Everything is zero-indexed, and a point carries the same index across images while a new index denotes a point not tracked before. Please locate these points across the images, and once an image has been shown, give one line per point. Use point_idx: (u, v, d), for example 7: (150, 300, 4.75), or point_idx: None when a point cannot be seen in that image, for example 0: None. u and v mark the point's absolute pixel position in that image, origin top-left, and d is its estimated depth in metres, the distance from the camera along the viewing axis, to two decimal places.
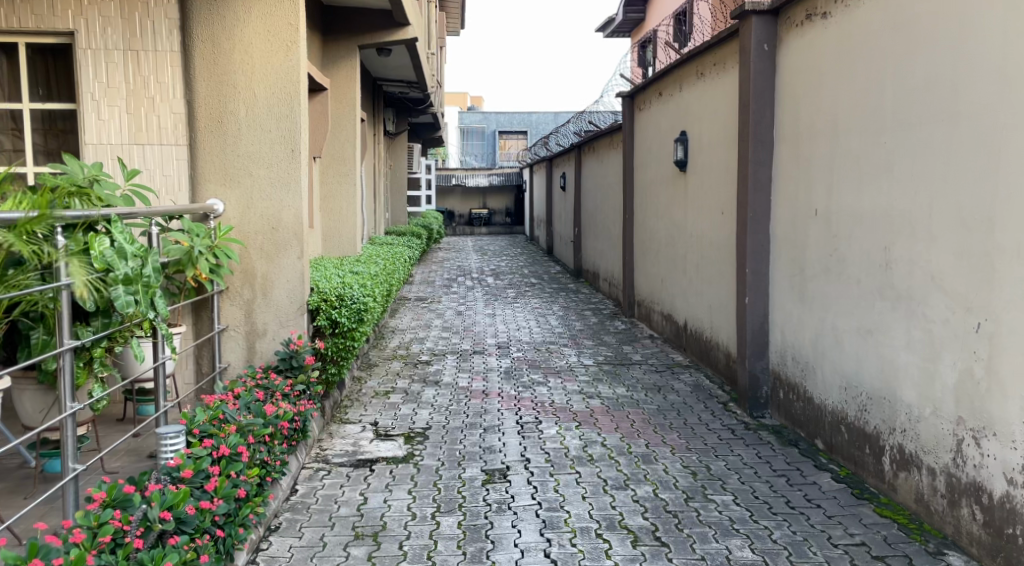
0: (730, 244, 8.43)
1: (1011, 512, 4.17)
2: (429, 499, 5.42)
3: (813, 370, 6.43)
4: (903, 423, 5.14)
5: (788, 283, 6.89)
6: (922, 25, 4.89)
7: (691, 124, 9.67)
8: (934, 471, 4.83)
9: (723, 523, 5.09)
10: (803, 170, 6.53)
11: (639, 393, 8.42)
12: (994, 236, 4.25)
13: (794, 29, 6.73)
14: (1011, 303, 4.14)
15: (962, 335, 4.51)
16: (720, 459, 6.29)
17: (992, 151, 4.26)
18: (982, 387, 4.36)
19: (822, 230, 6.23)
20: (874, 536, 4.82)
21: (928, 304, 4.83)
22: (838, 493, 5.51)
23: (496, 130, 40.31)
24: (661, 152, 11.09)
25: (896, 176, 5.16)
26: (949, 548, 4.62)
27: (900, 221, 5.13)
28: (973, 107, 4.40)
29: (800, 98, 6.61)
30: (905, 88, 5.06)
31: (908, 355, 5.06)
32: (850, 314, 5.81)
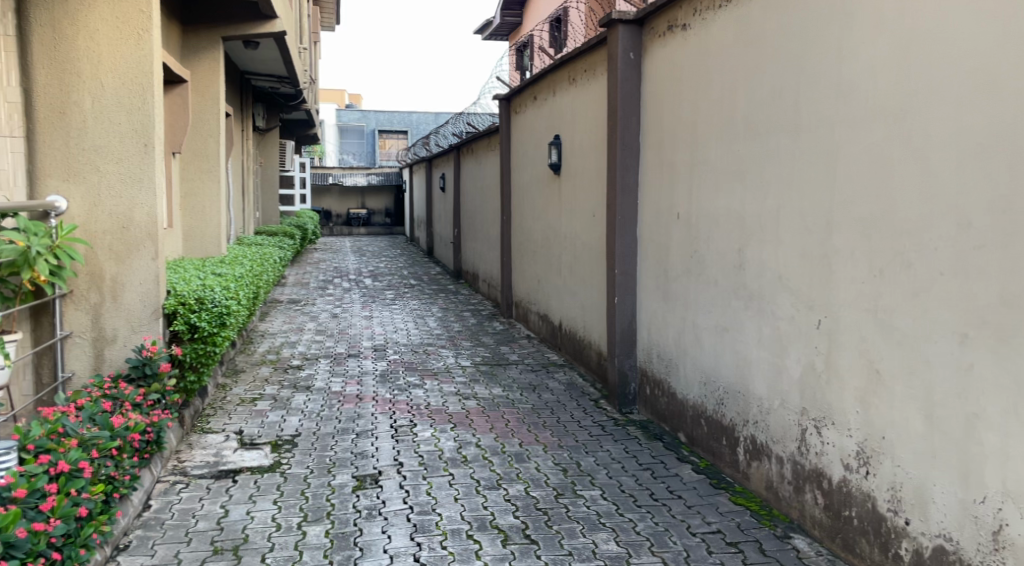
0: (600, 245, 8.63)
1: (848, 496, 4.45)
2: (295, 508, 5.27)
3: (676, 367, 6.66)
4: (755, 415, 5.40)
5: (654, 284, 7.11)
6: (769, 40, 5.15)
7: (564, 127, 9.84)
8: (782, 460, 5.10)
9: (590, 518, 5.20)
10: (666, 174, 6.76)
11: (514, 392, 8.48)
12: (832, 239, 4.52)
13: (657, 39, 6.96)
14: (846, 301, 4.41)
15: (806, 331, 4.78)
16: (590, 455, 6.42)
17: (831, 160, 4.53)
18: (823, 379, 4.63)
19: (683, 231, 6.46)
20: (728, 524, 5.04)
21: (776, 303, 5.09)
22: (697, 483, 5.73)
23: (373, 129, 39.80)
24: (535, 155, 11.24)
25: (749, 182, 5.41)
26: (795, 532, 4.88)
27: (752, 223, 5.37)
28: (814, 117, 4.67)
29: (663, 105, 6.83)
30: (756, 99, 5.31)
31: (760, 351, 5.32)
32: (709, 313, 6.05)
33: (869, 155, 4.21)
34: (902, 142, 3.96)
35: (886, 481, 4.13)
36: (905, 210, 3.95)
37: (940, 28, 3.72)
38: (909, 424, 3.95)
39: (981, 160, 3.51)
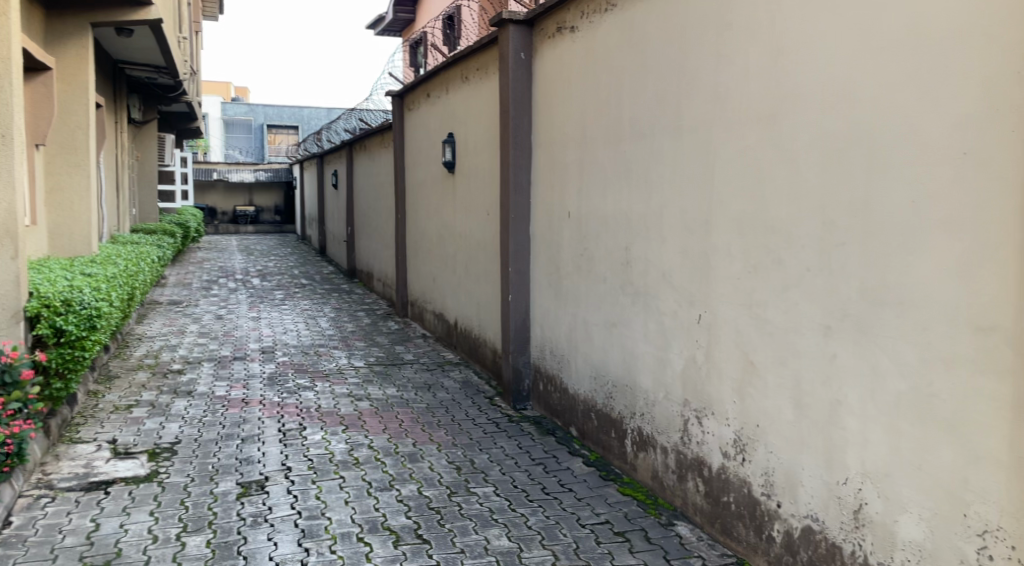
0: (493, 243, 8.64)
1: (726, 482, 4.59)
2: (174, 519, 5.05)
3: (568, 362, 6.74)
4: (642, 407, 5.52)
5: (546, 281, 7.17)
6: (652, 44, 5.27)
7: (457, 126, 9.81)
8: (667, 450, 5.22)
9: (483, 515, 5.19)
10: (558, 172, 6.82)
11: (408, 392, 8.40)
12: (711, 237, 4.66)
13: (546, 40, 7.02)
14: (724, 297, 4.56)
15: (688, 325, 4.91)
16: (483, 452, 6.42)
17: (709, 161, 4.66)
18: (703, 371, 4.77)
19: (573, 230, 6.53)
20: (616, 514, 5.13)
21: (661, 298, 5.21)
22: (588, 475, 5.81)
23: (261, 125, 38.72)
24: (429, 153, 11.17)
25: (634, 182, 5.52)
26: (678, 519, 5.01)
27: (638, 222, 5.48)
28: (694, 120, 4.80)
29: (554, 105, 6.89)
30: (640, 100, 5.42)
31: (646, 346, 5.43)
32: (598, 310, 6.14)
33: (743, 158, 4.36)
34: (773, 145, 4.11)
35: (760, 467, 4.29)
36: (776, 209, 4.10)
37: (805, 37, 3.87)
38: (780, 412, 4.11)
39: (840, 163, 3.66)
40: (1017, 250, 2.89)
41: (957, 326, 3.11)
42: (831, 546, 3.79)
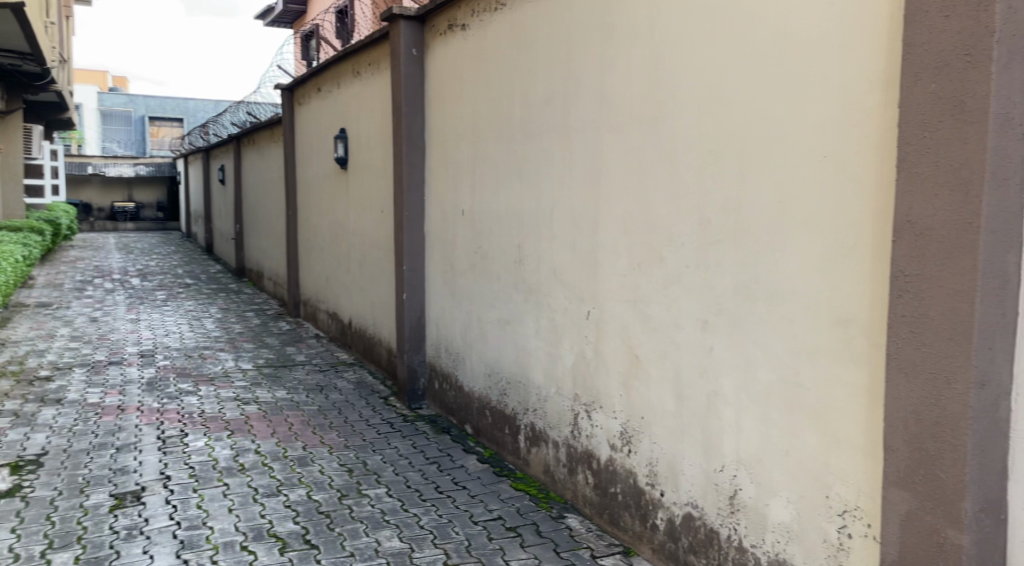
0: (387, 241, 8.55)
1: (614, 473, 4.69)
2: (39, 535, 4.77)
3: (463, 360, 6.73)
4: (534, 403, 5.57)
5: (441, 279, 7.13)
6: (540, 44, 5.31)
7: (349, 121, 9.65)
8: (558, 444, 5.29)
9: (374, 517, 5.12)
10: (451, 170, 6.79)
11: (299, 394, 8.21)
12: (599, 235, 4.74)
13: (438, 36, 6.98)
14: (611, 293, 4.64)
15: (577, 321, 4.99)
16: (377, 453, 6.34)
17: (597, 160, 4.74)
18: (592, 366, 4.85)
19: (467, 228, 6.53)
20: (509, 509, 5.16)
21: (552, 295, 5.27)
22: (481, 473, 5.82)
23: (141, 117, 37.06)
24: (321, 149, 10.95)
25: (526, 180, 5.55)
26: (569, 512, 5.09)
27: (530, 219, 5.52)
28: (582, 120, 4.86)
29: (446, 103, 6.86)
30: (530, 99, 5.46)
31: (538, 342, 5.48)
32: (491, 307, 6.16)
33: (628, 158, 4.44)
34: (655, 145, 4.21)
35: (645, 457, 4.39)
36: (659, 207, 4.20)
37: (683, 40, 3.98)
38: (664, 404, 4.22)
39: (717, 163, 3.78)
40: (871, 246, 3.04)
41: (820, 319, 3.26)
42: (710, 531, 3.92)
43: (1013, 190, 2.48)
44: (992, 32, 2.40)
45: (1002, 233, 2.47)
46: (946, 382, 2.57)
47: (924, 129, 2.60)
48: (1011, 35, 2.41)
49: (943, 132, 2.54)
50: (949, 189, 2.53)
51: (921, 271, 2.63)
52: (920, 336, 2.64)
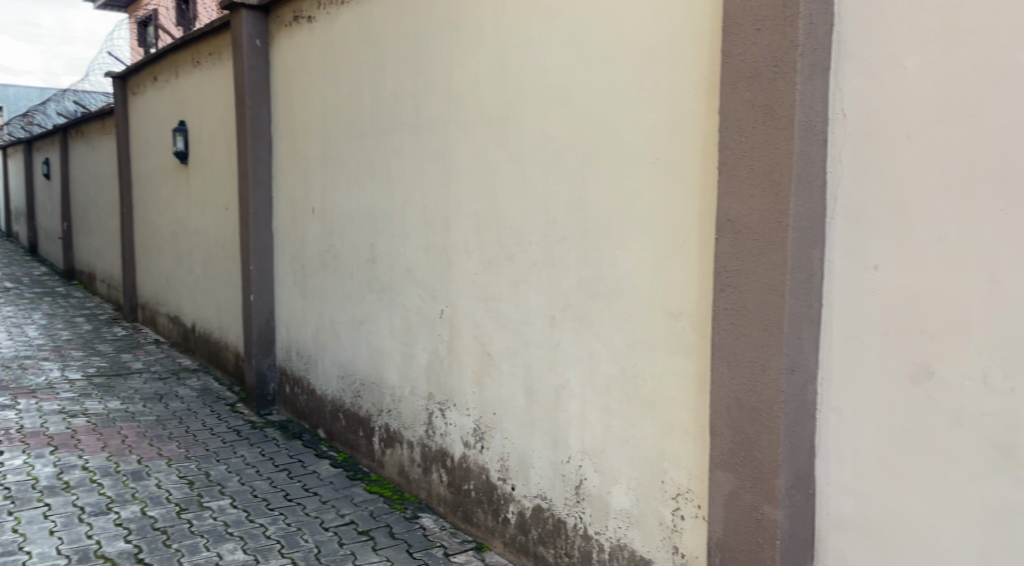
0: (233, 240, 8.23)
1: (467, 470, 4.73)
2: None
3: (315, 363, 6.59)
4: (388, 404, 5.53)
5: (291, 280, 6.95)
6: (389, 40, 5.28)
7: (189, 114, 9.21)
8: (412, 444, 5.28)
9: (216, 530, 4.94)
10: (299, 167, 6.63)
11: (136, 404, 7.77)
12: (450, 233, 4.76)
13: (283, 29, 6.79)
14: (462, 291, 4.68)
15: (430, 320, 5.00)
16: (221, 463, 6.10)
17: (446, 158, 4.76)
18: (445, 364, 4.88)
19: (317, 227, 6.40)
20: (361, 513, 5.11)
21: (405, 294, 5.25)
22: (334, 477, 5.72)
23: None
24: (159, 143, 10.40)
25: (377, 178, 5.50)
26: (423, 511, 5.09)
27: (382, 218, 5.48)
28: (431, 118, 4.87)
29: (293, 98, 6.69)
30: (380, 96, 5.42)
31: (392, 342, 5.45)
32: (344, 307, 6.06)
33: (477, 156, 4.49)
34: (502, 144, 4.28)
35: (497, 453, 4.46)
36: (507, 206, 4.28)
37: (528, 41, 4.06)
38: (514, 399, 4.31)
39: (560, 163, 3.89)
40: (699, 243, 3.22)
41: (654, 313, 3.42)
42: (557, 521, 4.03)
43: (817, 191, 2.69)
44: (796, 46, 2.60)
45: (807, 231, 2.68)
46: (762, 369, 2.77)
47: (742, 133, 2.78)
48: (813, 49, 2.62)
49: (757, 136, 2.73)
50: (763, 190, 2.72)
51: (740, 266, 2.82)
52: (740, 326, 2.83)
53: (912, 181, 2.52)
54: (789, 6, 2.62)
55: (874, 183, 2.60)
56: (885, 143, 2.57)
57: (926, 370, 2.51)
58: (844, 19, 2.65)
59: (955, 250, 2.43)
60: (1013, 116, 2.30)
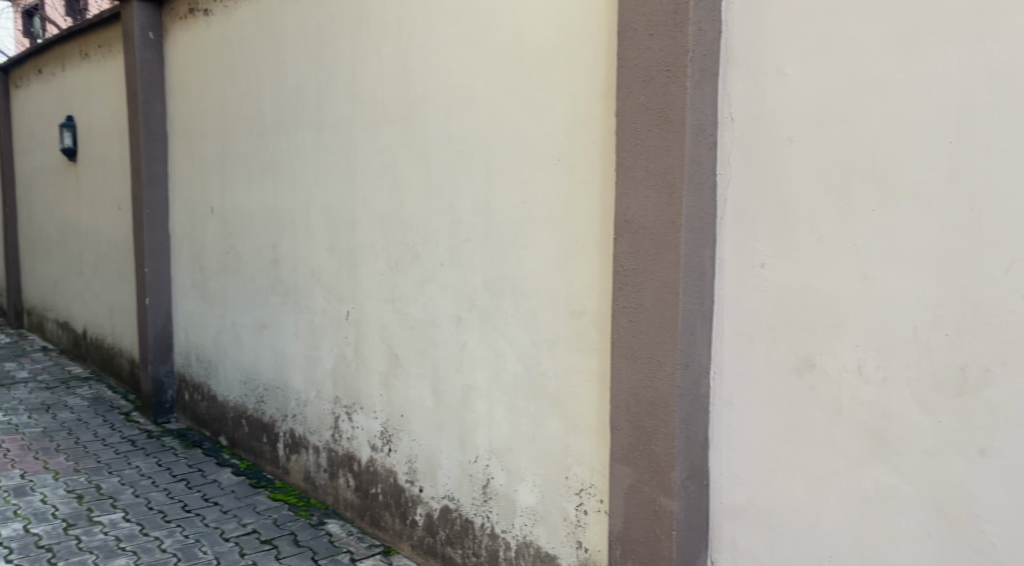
0: (127, 242, 7.91)
1: (374, 474, 4.69)
2: None
3: (215, 368, 6.41)
4: (293, 408, 5.42)
5: (189, 282, 6.73)
6: (289, 36, 5.18)
7: (77, 109, 8.80)
8: (318, 449, 5.19)
9: (107, 545, 4.74)
10: (197, 166, 6.44)
11: (21, 415, 7.38)
12: (355, 234, 4.71)
13: (178, 22, 6.57)
14: (368, 292, 4.64)
15: (336, 322, 4.93)
16: (114, 475, 5.86)
17: (350, 157, 4.70)
18: (352, 366, 4.82)
19: (216, 227, 6.22)
20: (264, 522, 4.99)
21: (309, 296, 5.16)
22: (236, 486, 5.57)
23: None
24: (45, 139, 9.90)
25: (279, 177, 5.39)
26: (329, 517, 5.01)
27: (284, 218, 5.37)
28: (334, 116, 4.81)
29: (190, 94, 6.48)
30: (281, 93, 5.31)
31: (296, 345, 5.35)
32: (245, 310, 5.92)
33: (381, 156, 4.45)
34: (406, 144, 4.26)
35: (404, 455, 4.44)
36: (412, 206, 4.26)
37: (431, 40, 4.05)
38: (421, 400, 4.29)
39: (464, 164, 3.90)
40: (599, 242, 3.29)
41: (558, 312, 3.47)
42: (465, 521, 4.04)
43: (708, 192, 2.79)
44: (686, 51, 2.68)
45: (699, 231, 2.77)
46: (658, 365, 2.84)
47: (637, 136, 2.85)
48: (702, 55, 2.72)
49: (651, 139, 2.81)
50: (658, 192, 2.80)
51: (637, 265, 2.88)
52: (637, 324, 2.90)
53: (794, 182, 2.64)
54: (680, 12, 2.70)
55: (760, 185, 2.72)
56: (769, 146, 2.69)
57: (808, 363, 2.63)
58: (732, 26, 2.75)
59: (834, 249, 2.56)
60: (883, 121, 2.44)
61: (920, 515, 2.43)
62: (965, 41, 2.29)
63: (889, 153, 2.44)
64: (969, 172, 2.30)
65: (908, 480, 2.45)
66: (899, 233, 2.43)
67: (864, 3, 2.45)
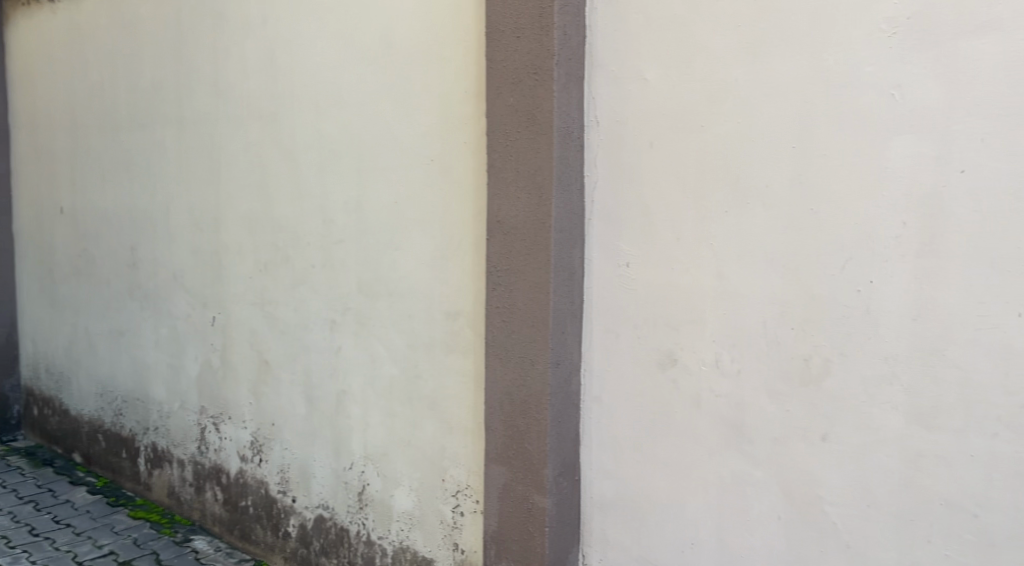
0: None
1: (244, 486, 4.53)
2: None
3: (67, 380, 6.02)
4: (155, 421, 5.16)
5: (37, 289, 6.30)
6: (145, 28, 4.94)
7: None
8: (183, 462, 4.97)
9: None
10: (44, 164, 6.04)
11: None
12: (220, 235, 4.53)
13: (20, 10, 6.14)
14: (235, 296, 4.47)
15: (201, 328, 4.73)
16: None
17: (213, 155, 4.53)
18: (218, 374, 4.64)
19: (67, 229, 5.85)
20: (123, 542, 4.73)
21: (171, 301, 4.93)
22: (92, 505, 5.26)
23: None
24: None
25: (136, 176, 5.13)
26: (195, 534, 4.80)
27: (142, 219, 5.11)
28: (196, 112, 4.62)
29: (34, 87, 6.07)
30: (136, 87, 5.05)
31: (157, 353, 5.10)
32: (101, 317, 5.59)
33: (246, 154, 4.31)
34: (273, 142, 4.14)
35: (275, 465, 4.31)
36: (281, 208, 4.14)
37: (296, 36, 3.96)
38: (293, 407, 4.18)
39: (333, 163, 3.83)
40: (473, 244, 3.30)
41: (432, 313, 3.46)
42: (340, 530, 3.96)
43: (576, 194, 2.84)
44: (552, 55, 2.73)
45: (568, 231, 2.82)
46: (531, 364, 2.86)
47: (506, 137, 2.87)
48: (568, 59, 2.77)
49: (520, 141, 2.84)
50: (527, 193, 2.83)
51: (509, 265, 2.90)
52: (510, 323, 2.92)
53: (655, 184, 2.73)
54: (545, 16, 2.74)
55: (625, 186, 2.80)
56: (631, 148, 2.77)
57: (671, 357, 2.73)
58: (595, 32, 2.82)
59: (692, 248, 2.66)
60: (735, 126, 2.56)
61: (769, 499, 2.56)
62: (805, 51, 2.43)
63: (741, 156, 2.56)
64: (812, 175, 2.44)
65: (759, 466, 2.58)
66: (751, 233, 2.55)
67: (716, 13, 2.57)
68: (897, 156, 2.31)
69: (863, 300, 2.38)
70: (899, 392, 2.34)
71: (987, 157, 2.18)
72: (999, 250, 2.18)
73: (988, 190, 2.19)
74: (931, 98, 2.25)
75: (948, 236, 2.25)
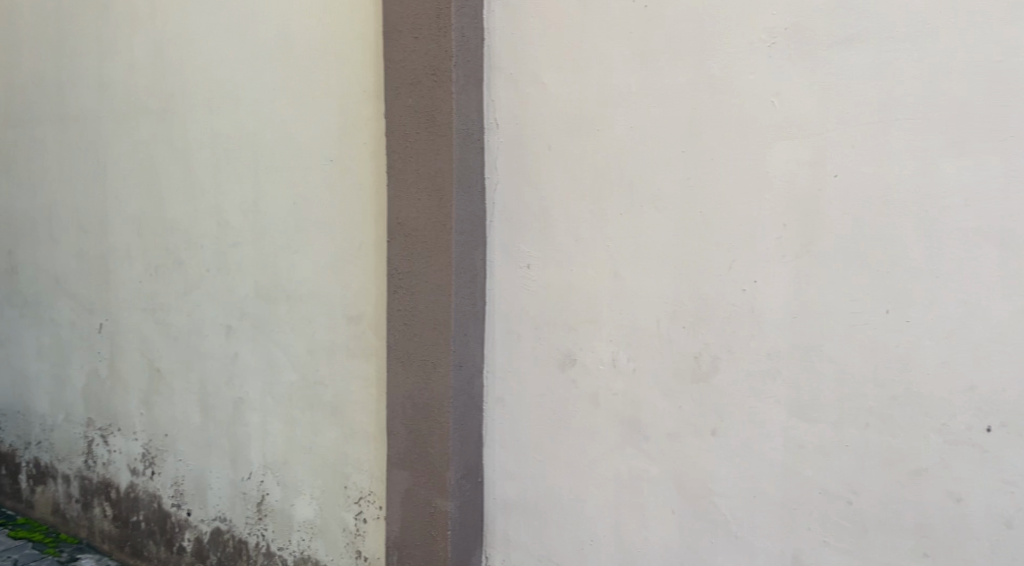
0: None
1: (135, 501, 4.33)
2: None
3: None
4: (38, 435, 4.89)
5: None
6: (22, 20, 4.68)
7: None
8: (69, 478, 4.72)
9: None
10: None
11: None
12: (107, 239, 4.34)
13: None
14: (124, 303, 4.29)
15: (87, 336, 4.51)
16: None
17: (99, 154, 4.33)
18: (107, 384, 4.43)
19: None
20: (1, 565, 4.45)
21: (55, 308, 4.69)
22: None
23: None
24: None
25: (14, 176, 4.85)
26: (83, 552, 4.56)
27: (21, 222, 4.84)
28: (79, 110, 4.41)
29: None
30: (13, 83, 4.78)
31: (39, 363, 4.83)
32: None
33: (135, 154, 4.14)
34: (163, 142, 4.00)
35: (169, 478, 4.15)
36: (172, 210, 3.99)
37: (187, 32, 3.83)
38: (188, 417, 4.03)
39: (228, 164, 3.72)
40: (374, 246, 3.26)
41: (332, 317, 3.40)
42: (238, 542, 3.84)
43: (476, 195, 2.85)
44: (450, 57, 2.72)
45: (469, 233, 2.82)
46: (433, 367, 2.84)
47: (405, 139, 2.85)
48: (466, 61, 2.77)
49: (419, 142, 2.82)
50: (427, 194, 2.81)
51: (410, 268, 2.88)
52: (412, 327, 2.89)
53: (553, 186, 2.77)
54: (442, 17, 2.73)
55: (524, 189, 2.82)
56: (531, 151, 2.80)
57: (570, 358, 2.77)
58: (493, 35, 2.83)
59: (590, 250, 2.71)
60: (627, 130, 2.62)
61: (663, 494, 2.64)
62: (692, 59, 2.51)
63: (633, 160, 2.62)
64: (701, 179, 2.52)
65: (653, 462, 2.65)
66: (645, 235, 2.62)
67: (608, 19, 2.62)
68: (777, 161, 2.42)
69: (749, 299, 2.48)
70: (781, 387, 2.45)
71: (858, 163, 2.31)
72: (870, 251, 2.32)
73: (859, 194, 2.32)
74: (806, 106, 2.37)
75: (824, 238, 2.37)
